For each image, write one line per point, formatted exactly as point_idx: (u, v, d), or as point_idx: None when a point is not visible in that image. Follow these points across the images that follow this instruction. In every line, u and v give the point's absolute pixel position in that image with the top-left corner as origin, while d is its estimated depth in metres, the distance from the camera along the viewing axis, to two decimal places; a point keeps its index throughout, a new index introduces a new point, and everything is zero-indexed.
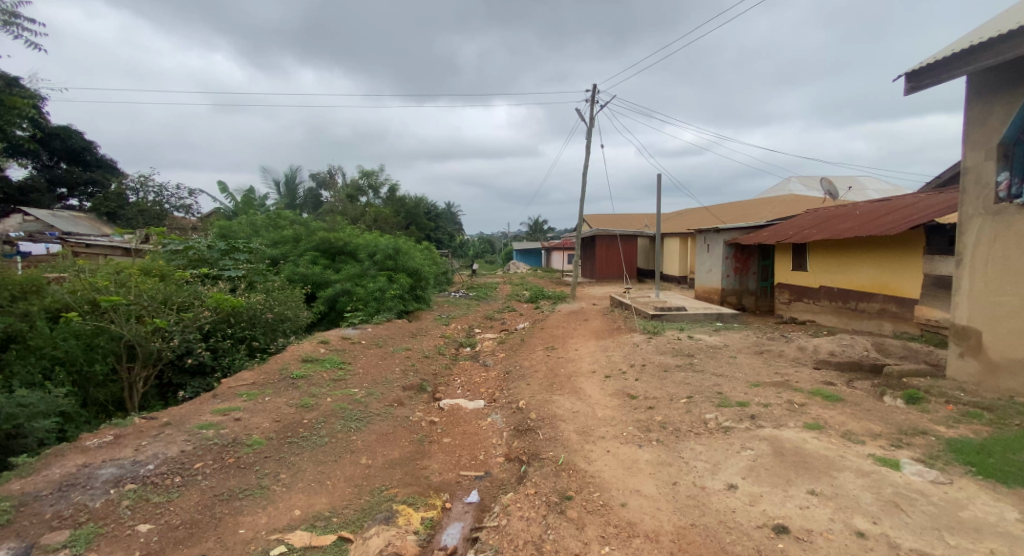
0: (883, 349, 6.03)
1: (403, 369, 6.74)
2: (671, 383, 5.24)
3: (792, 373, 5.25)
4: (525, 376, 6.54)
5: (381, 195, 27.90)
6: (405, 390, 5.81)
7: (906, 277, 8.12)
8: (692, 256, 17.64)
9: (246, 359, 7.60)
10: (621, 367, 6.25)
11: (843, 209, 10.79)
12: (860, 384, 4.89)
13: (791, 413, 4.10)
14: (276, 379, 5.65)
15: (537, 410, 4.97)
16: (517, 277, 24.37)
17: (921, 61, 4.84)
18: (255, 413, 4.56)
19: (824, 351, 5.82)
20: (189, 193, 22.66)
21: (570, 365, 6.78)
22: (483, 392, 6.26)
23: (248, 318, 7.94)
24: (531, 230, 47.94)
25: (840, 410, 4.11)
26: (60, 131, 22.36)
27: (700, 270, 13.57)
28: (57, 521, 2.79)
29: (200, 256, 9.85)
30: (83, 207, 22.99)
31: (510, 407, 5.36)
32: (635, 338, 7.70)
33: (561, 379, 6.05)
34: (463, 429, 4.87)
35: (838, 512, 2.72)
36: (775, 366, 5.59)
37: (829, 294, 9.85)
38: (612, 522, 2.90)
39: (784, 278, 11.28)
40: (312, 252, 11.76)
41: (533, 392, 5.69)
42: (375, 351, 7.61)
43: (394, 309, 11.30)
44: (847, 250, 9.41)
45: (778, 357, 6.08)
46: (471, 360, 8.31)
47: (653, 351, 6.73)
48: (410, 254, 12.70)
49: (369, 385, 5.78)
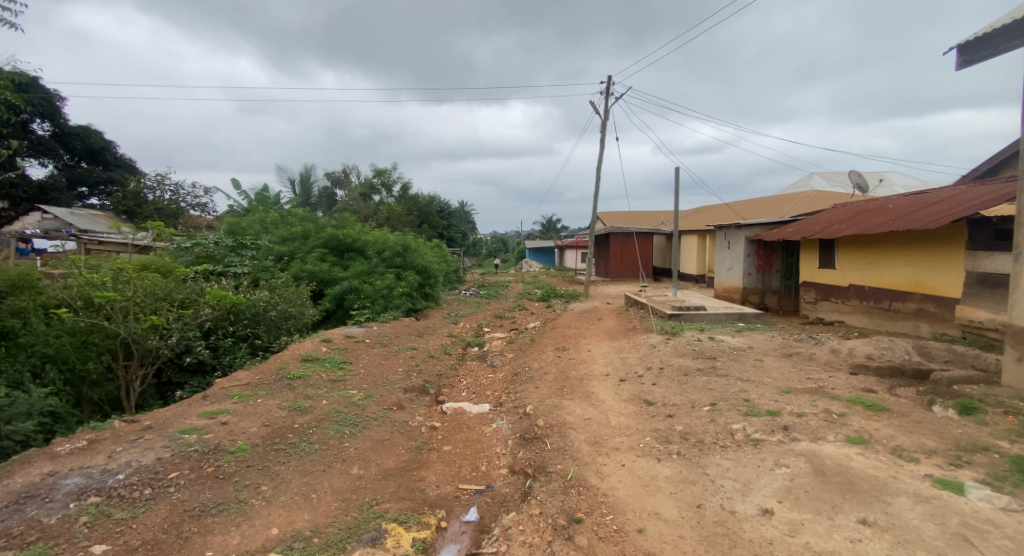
0: (926, 352, 5.51)
1: (406, 369, 6.40)
2: (692, 389, 4.83)
3: (826, 379, 4.78)
4: (533, 379, 6.17)
5: (394, 193, 27.81)
6: (407, 392, 5.45)
7: (944, 276, 7.60)
8: (710, 254, 17.07)
9: (248, 357, 7.44)
10: (637, 370, 5.83)
11: (872, 203, 10.25)
12: (903, 392, 4.42)
13: (830, 424, 3.65)
14: (272, 380, 5.37)
15: (546, 417, 4.59)
16: (528, 277, 23.91)
17: (977, 31, 4.27)
18: (244, 416, 4.28)
19: (860, 355, 5.32)
20: (206, 192, 22.96)
21: (582, 367, 6.39)
22: (489, 395, 5.88)
23: (251, 315, 7.84)
24: (545, 230, 47.69)
25: (885, 422, 3.65)
26: (79, 130, 22.86)
27: (720, 268, 13.03)
28: (4, 541, 2.51)
29: (207, 252, 9.76)
30: (102, 206, 23.48)
31: (517, 412, 4.98)
32: (652, 340, 7.25)
33: (572, 383, 5.68)
34: (464, 436, 4.50)
35: (897, 548, 2.29)
36: (807, 371, 5.11)
37: (859, 294, 9.29)
38: (626, 552, 2.52)
39: (809, 277, 10.72)
40: (320, 249, 11.64)
41: (540, 396, 5.31)
42: (379, 350, 7.30)
43: (402, 307, 10.98)
44: (880, 246, 8.85)
45: (808, 359, 5.60)
46: (479, 361, 7.91)
47: (672, 352, 6.32)
48: (420, 251, 12.41)
49: (369, 386, 5.47)
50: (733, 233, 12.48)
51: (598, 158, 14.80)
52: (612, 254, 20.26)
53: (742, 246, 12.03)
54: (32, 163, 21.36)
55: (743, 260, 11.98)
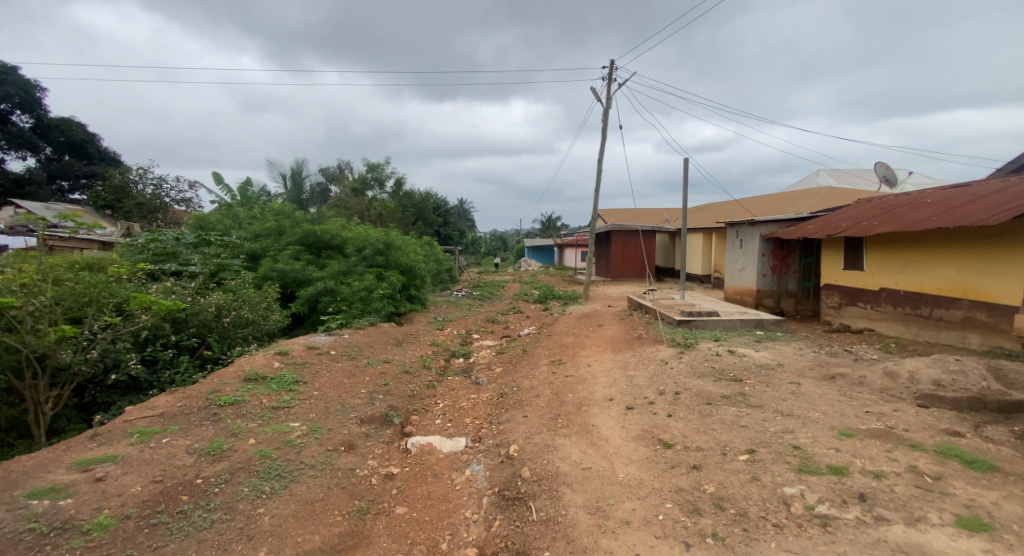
0: (1004, 376, 4.46)
1: (370, 391, 5.35)
2: (720, 426, 3.79)
3: (892, 415, 3.74)
4: (522, 404, 5.12)
5: (388, 189, 26.70)
6: (364, 424, 4.41)
7: (1001, 280, 6.60)
8: (719, 253, 16.00)
9: (192, 371, 6.44)
10: (647, 395, 4.79)
11: (902, 199, 9.25)
12: (998, 435, 3.38)
13: (923, 495, 2.62)
14: (196, 409, 4.32)
15: (534, 464, 3.56)
16: (527, 276, 22.73)
17: None
18: (135, 468, 3.26)
19: (925, 380, 4.27)
20: (190, 185, 21.88)
21: (581, 388, 5.35)
22: (467, 424, 4.83)
23: (200, 322, 6.81)
24: (545, 228, 46.70)
25: (1001, 491, 2.62)
26: (60, 122, 21.84)
27: (731, 268, 11.96)
28: None
29: (164, 249, 8.69)
30: (84, 201, 22.34)
31: (497, 453, 3.93)
32: (663, 354, 6.18)
33: (568, 411, 4.63)
34: (427, 492, 3.46)
35: None
36: (862, 402, 4.06)
37: (893, 298, 8.25)
38: None
39: (833, 279, 9.67)
40: (294, 246, 10.60)
41: (528, 430, 4.26)
42: (344, 365, 6.25)
43: (382, 311, 9.88)
44: (919, 245, 7.82)
45: (859, 385, 4.55)
46: (462, 377, 6.83)
47: (688, 372, 5.27)
48: (405, 249, 11.35)
49: (316, 416, 4.42)
50: (746, 230, 11.42)
51: (600, 150, 13.71)
52: (613, 253, 19.21)
53: (757, 244, 10.99)
54: (10, 155, 20.27)
55: (758, 260, 10.93)
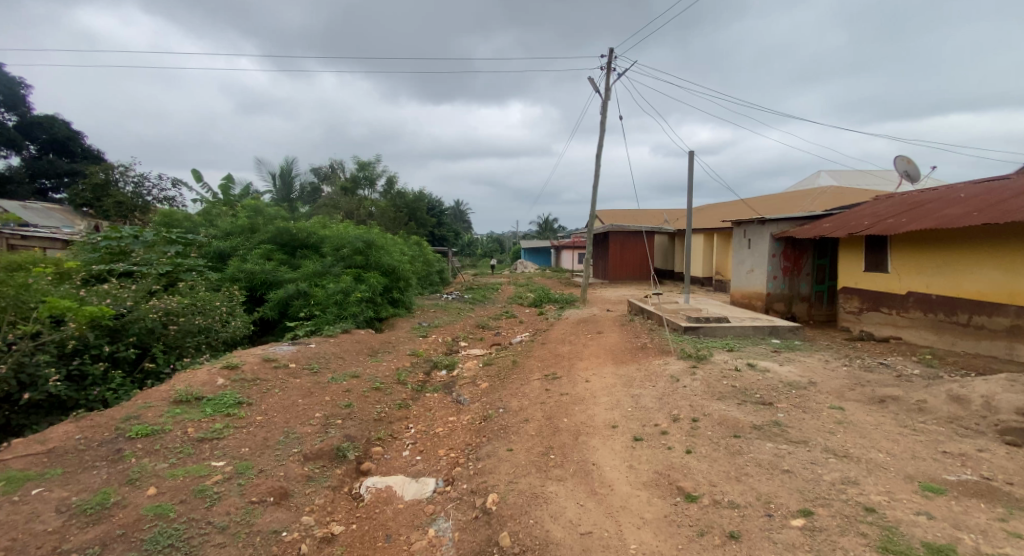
0: None
1: (326, 414, 4.48)
2: (757, 471, 2.95)
3: (979, 458, 2.91)
4: (507, 431, 4.27)
5: (380, 189, 25.81)
6: (307, 461, 3.54)
7: None
8: (723, 254, 15.19)
9: (128, 386, 5.53)
10: (658, 422, 3.94)
11: (927, 196, 8.49)
12: None
13: None
14: (97, 444, 3.44)
15: (517, 524, 2.71)
16: (523, 278, 21.84)
17: None
18: None
19: (1005, 409, 3.44)
20: (174, 183, 20.91)
21: (577, 410, 4.50)
22: (441, 457, 3.98)
23: (142, 329, 5.90)
24: (542, 231, 45.90)
25: None
26: (40, 117, 20.84)
27: (739, 269, 11.14)
28: None
29: (118, 249, 7.76)
30: (63, 201, 21.30)
31: (472, 505, 3.08)
32: (674, 368, 5.33)
33: (563, 443, 3.78)
34: None
35: None
36: (933, 438, 3.22)
37: (923, 303, 7.45)
38: None
39: (851, 281, 8.86)
40: (266, 245, 9.70)
41: (513, 470, 3.41)
42: (304, 381, 5.38)
43: (359, 316, 8.99)
44: (953, 245, 7.06)
45: (919, 412, 3.71)
46: (442, 394, 5.95)
47: (706, 391, 4.43)
48: (388, 249, 10.51)
49: (250, 452, 3.56)
50: (755, 229, 10.60)
51: (600, 144, 12.86)
52: (612, 254, 18.37)
53: (767, 244, 10.17)
54: None
55: (769, 261, 10.12)
